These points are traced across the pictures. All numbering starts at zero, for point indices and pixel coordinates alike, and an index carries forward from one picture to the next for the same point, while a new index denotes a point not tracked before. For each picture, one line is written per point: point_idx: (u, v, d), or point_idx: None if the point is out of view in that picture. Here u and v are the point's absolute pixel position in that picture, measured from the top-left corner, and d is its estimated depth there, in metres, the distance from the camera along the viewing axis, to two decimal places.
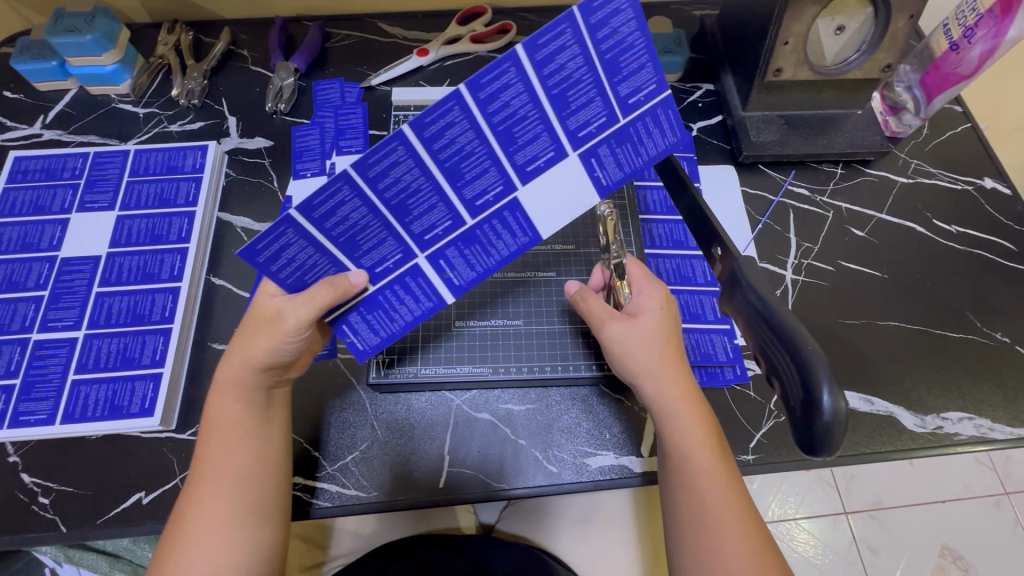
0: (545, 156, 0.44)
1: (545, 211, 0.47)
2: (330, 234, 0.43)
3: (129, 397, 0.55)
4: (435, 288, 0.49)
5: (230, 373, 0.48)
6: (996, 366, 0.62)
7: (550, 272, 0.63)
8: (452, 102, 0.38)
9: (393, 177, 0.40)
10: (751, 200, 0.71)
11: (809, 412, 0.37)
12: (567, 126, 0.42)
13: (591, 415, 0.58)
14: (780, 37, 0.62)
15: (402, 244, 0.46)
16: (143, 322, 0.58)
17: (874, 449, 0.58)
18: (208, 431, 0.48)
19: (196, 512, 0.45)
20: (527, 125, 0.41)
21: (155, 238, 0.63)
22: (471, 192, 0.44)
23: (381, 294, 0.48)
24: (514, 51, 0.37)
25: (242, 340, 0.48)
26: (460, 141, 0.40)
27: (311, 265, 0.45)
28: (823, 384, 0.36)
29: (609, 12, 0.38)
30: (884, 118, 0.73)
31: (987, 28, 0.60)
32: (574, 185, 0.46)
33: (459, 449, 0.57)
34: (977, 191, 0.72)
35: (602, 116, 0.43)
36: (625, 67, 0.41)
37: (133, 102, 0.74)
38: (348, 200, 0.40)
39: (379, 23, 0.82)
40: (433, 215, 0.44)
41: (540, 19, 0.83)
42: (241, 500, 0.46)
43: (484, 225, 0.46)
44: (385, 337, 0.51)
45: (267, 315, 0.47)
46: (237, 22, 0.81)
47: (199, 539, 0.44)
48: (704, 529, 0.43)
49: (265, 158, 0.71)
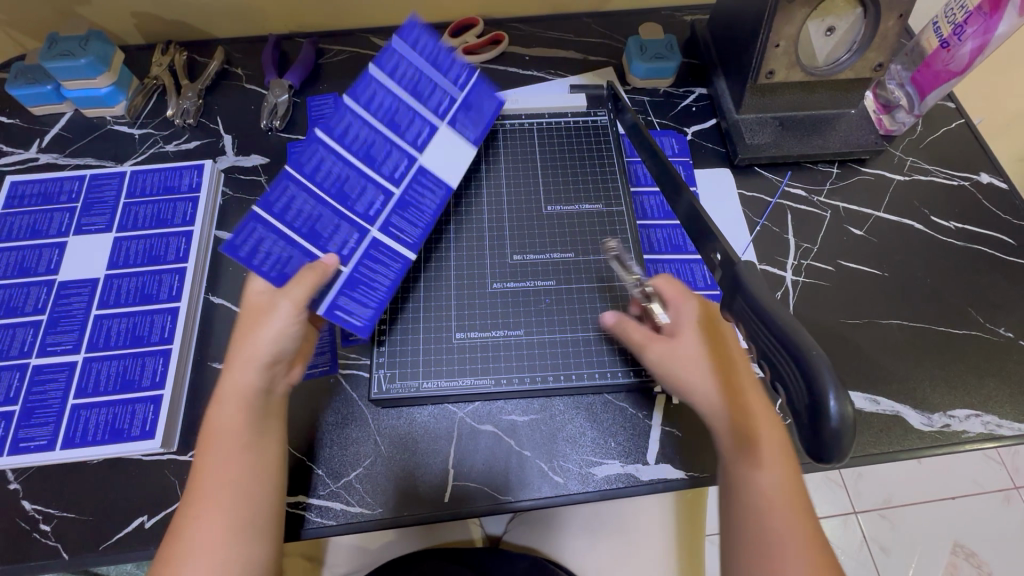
0: (402, 166, 0.60)
1: (445, 168, 0.62)
2: (294, 226, 0.54)
3: (130, 420, 0.54)
4: (397, 251, 0.58)
5: (238, 381, 0.48)
6: (1000, 361, 0.61)
7: (549, 280, 0.62)
8: (316, 146, 0.56)
9: (324, 171, 0.56)
10: (748, 202, 0.71)
11: (815, 420, 0.36)
12: (431, 109, 0.60)
13: (595, 423, 0.58)
14: (772, 40, 0.63)
15: (354, 224, 0.57)
16: (142, 344, 0.58)
17: (882, 450, 0.57)
18: (206, 442, 0.48)
19: (192, 526, 0.45)
20: (378, 148, 0.58)
21: (153, 258, 0.63)
22: (387, 169, 0.59)
23: (355, 271, 0.56)
24: (316, 135, 0.56)
25: (241, 344, 0.50)
26: (359, 133, 0.57)
27: (290, 260, 0.54)
28: (831, 390, 0.35)
29: (399, 62, 0.58)
30: (877, 118, 0.75)
31: (977, 24, 0.61)
32: (456, 150, 0.63)
33: (462, 463, 0.56)
34: (974, 186, 0.72)
35: (444, 100, 0.61)
36: (424, 91, 0.59)
37: (128, 124, 0.75)
38: (296, 196, 0.55)
39: (372, 37, 0.83)
40: (369, 195, 0.58)
41: (532, 30, 0.84)
42: (238, 518, 0.46)
43: (411, 191, 0.60)
44: (376, 307, 0.56)
45: (261, 307, 0.51)
46: (231, 42, 0.82)
47: (190, 556, 0.43)
48: (766, 553, 0.41)
49: (261, 176, 0.71)
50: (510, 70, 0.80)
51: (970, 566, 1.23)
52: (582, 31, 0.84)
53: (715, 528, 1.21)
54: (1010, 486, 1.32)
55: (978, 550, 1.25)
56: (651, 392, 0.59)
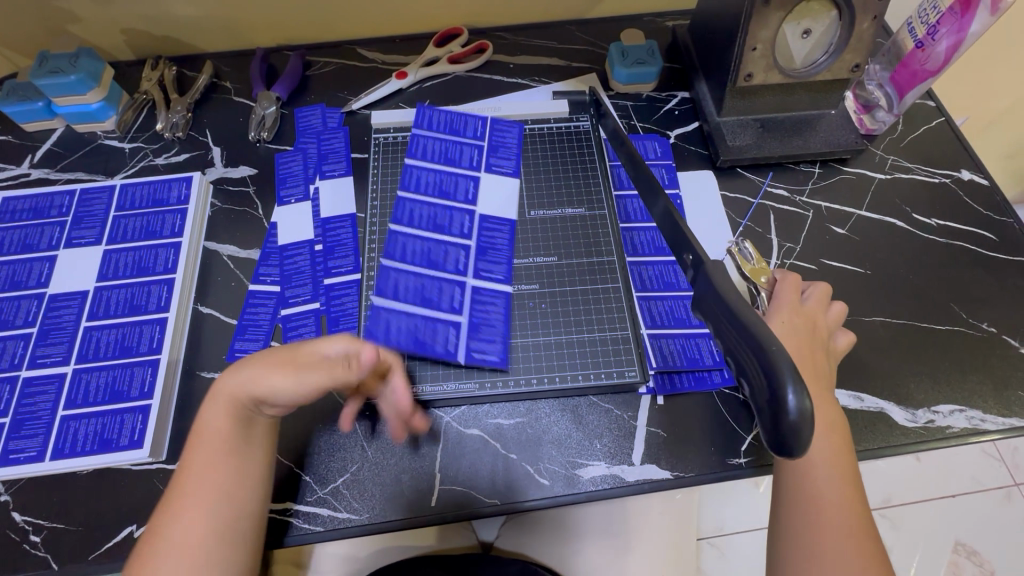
0: (466, 220, 0.66)
1: (497, 202, 0.67)
2: (408, 300, 0.60)
3: (119, 430, 0.55)
4: (497, 288, 0.62)
5: (232, 388, 0.48)
6: (983, 356, 0.62)
7: (532, 283, 0.63)
8: (395, 236, 0.64)
9: (408, 250, 0.63)
10: (730, 203, 0.72)
11: (775, 415, 0.36)
12: (465, 165, 0.69)
13: (581, 424, 0.58)
14: (748, 43, 0.64)
15: (454, 282, 0.62)
16: (131, 355, 0.59)
17: (867, 446, 0.57)
18: (196, 443, 0.49)
19: (173, 526, 0.46)
20: (443, 215, 0.66)
21: (142, 270, 0.63)
22: (457, 229, 0.65)
23: (472, 316, 0.60)
24: (402, 198, 0.66)
25: (257, 370, 0.48)
26: (421, 213, 0.66)
27: (416, 329, 0.59)
28: (790, 386, 0.35)
29: (422, 144, 0.70)
30: (859, 117, 0.75)
31: (950, 24, 0.62)
32: (501, 187, 0.68)
33: (449, 466, 0.57)
34: (955, 183, 0.73)
35: (474, 155, 0.70)
36: (457, 155, 0.70)
37: (118, 138, 0.76)
38: (398, 278, 0.61)
39: (358, 48, 0.84)
40: (455, 255, 0.64)
41: (516, 37, 0.85)
42: (212, 528, 0.46)
43: (482, 235, 0.65)
44: (502, 339, 0.59)
45: (294, 357, 0.48)
46: (220, 56, 0.83)
47: (170, 560, 0.44)
48: (818, 525, 0.47)
49: (249, 187, 0.72)
50: (494, 78, 0.81)
51: (972, 564, 1.22)
52: (565, 37, 0.85)
53: (714, 530, 1.21)
54: (1011, 482, 1.31)
55: (979, 548, 1.24)
56: (635, 393, 0.59)
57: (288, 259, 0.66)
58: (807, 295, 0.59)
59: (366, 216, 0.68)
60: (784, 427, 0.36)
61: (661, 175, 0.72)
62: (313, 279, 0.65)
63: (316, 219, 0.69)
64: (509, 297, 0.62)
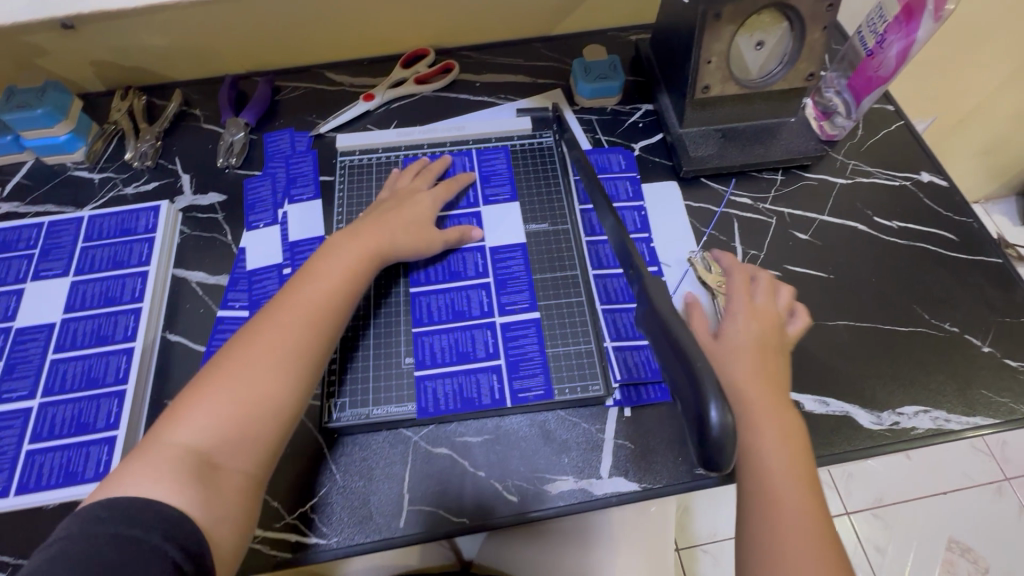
0: (480, 258, 0.66)
1: (501, 231, 0.68)
2: (444, 361, 0.60)
3: (84, 462, 0.55)
4: (526, 317, 0.62)
5: (350, 244, 0.59)
6: (946, 356, 0.62)
7: (496, 298, 0.64)
8: (418, 297, 0.64)
9: (434, 307, 0.63)
10: (695, 213, 0.72)
11: (704, 432, 0.38)
12: (463, 202, 0.70)
13: (549, 439, 0.58)
14: (703, 56, 0.65)
15: (483, 326, 0.62)
16: (97, 386, 0.59)
17: (835, 451, 0.58)
18: (309, 275, 0.57)
19: (275, 325, 0.52)
20: (459, 263, 0.66)
21: (109, 300, 0.64)
22: (473, 270, 0.65)
23: (511, 356, 0.60)
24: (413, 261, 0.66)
25: (383, 217, 0.63)
26: (437, 268, 0.65)
27: (460, 388, 0.59)
28: (713, 403, 0.37)
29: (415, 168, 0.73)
30: (818, 123, 0.76)
31: (896, 33, 0.64)
32: (503, 217, 0.69)
33: (417, 487, 0.56)
34: (915, 185, 0.74)
35: (472, 196, 0.71)
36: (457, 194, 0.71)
37: (88, 169, 0.76)
38: (432, 341, 0.61)
39: (327, 72, 0.85)
40: (478, 298, 0.64)
41: (482, 56, 0.86)
42: (299, 343, 0.52)
43: (499, 270, 0.65)
44: (544, 370, 0.60)
45: (411, 212, 0.64)
46: (189, 84, 0.84)
47: (266, 341, 0.51)
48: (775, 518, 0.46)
49: (218, 213, 0.73)
50: (461, 97, 0.83)
51: (967, 561, 1.22)
52: (530, 54, 0.87)
53: (708, 536, 1.20)
54: (1002, 478, 1.31)
55: (973, 544, 1.24)
56: (603, 405, 0.60)
57: (256, 285, 0.67)
58: (757, 287, 0.61)
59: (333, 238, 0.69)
60: (710, 444, 0.38)
61: (625, 187, 0.73)
62: None
63: (284, 243, 0.70)
64: (540, 323, 0.62)
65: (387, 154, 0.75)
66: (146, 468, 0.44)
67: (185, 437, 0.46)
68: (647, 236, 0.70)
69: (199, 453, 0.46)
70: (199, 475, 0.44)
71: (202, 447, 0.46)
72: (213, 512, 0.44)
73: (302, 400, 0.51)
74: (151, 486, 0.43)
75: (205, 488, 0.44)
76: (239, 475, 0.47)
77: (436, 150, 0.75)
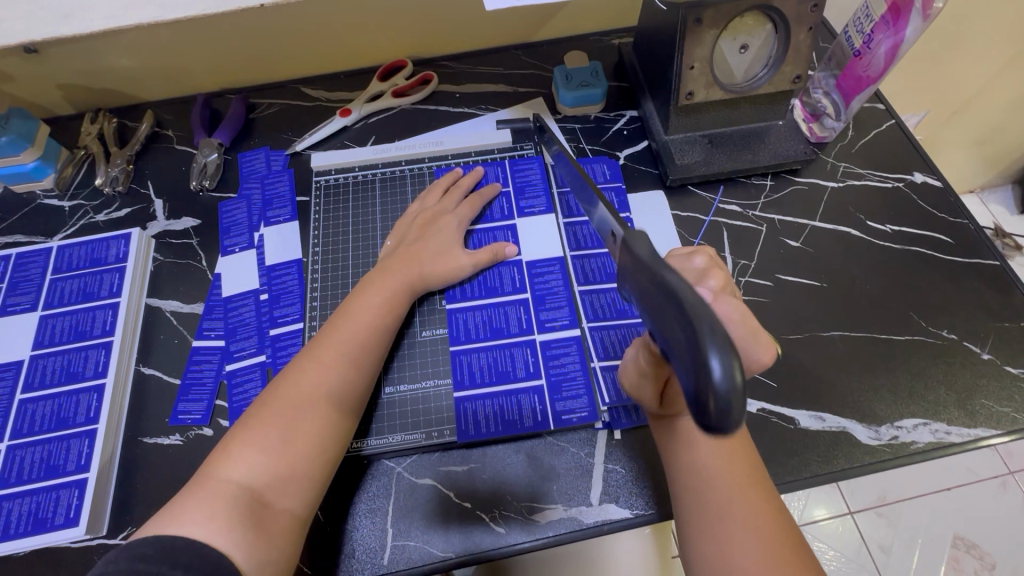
0: (517, 274, 0.66)
1: (537, 244, 0.68)
2: (484, 381, 0.60)
3: (54, 508, 0.53)
4: (566, 335, 0.62)
5: (391, 277, 0.61)
6: (944, 365, 0.60)
7: (481, 321, 0.63)
8: (455, 313, 0.63)
9: (473, 324, 0.63)
10: (683, 222, 0.70)
11: (704, 390, 0.30)
12: (496, 215, 0.70)
13: (537, 465, 0.56)
14: (686, 62, 0.63)
15: (523, 344, 0.62)
16: (67, 426, 0.57)
17: (832, 469, 0.56)
18: (348, 309, 0.58)
19: (318, 358, 0.53)
20: (495, 278, 0.65)
21: (79, 334, 0.62)
22: (510, 286, 0.65)
23: (551, 376, 0.60)
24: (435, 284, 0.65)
25: (421, 246, 0.63)
26: (472, 283, 0.65)
27: (501, 409, 0.58)
28: (713, 351, 0.30)
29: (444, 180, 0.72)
30: (809, 125, 0.74)
31: (884, 32, 0.61)
32: (539, 230, 0.69)
33: (404, 519, 0.54)
34: (908, 186, 0.72)
35: (505, 208, 0.70)
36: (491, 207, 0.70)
37: (58, 196, 0.74)
38: (471, 360, 0.61)
39: (302, 87, 0.83)
40: (516, 316, 0.63)
41: (461, 66, 0.84)
42: (344, 378, 0.53)
43: (537, 284, 0.65)
44: (585, 391, 0.59)
45: (446, 236, 0.65)
46: (161, 104, 0.82)
47: (311, 375, 0.52)
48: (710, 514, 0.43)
49: (193, 238, 0.71)
50: (440, 109, 0.80)
51: (973, 559, 1.20)
52: (510, 62, 0.84)
53: None
54: (1005, 471, 1.30)
55: (978, 541, 1.22)
56: (591, 429, 0.58)
57: (232, 312, 0.65)
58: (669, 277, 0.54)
59: (311, 261, 0.67)
60: (714, 399, 0.30)
61: (609, 199, 0.71)
62: (258, 331, 0.63)
63: (260, 267, 0.68)
64: (580, 340, 0.62)
65: (365, 172, 0.73)
66: (199, 507, 0.44)
67: (237, 474, 0.46)
68: None
69: (251, 491, 0.46)
70: (250, 516, 0.45)
71: (253, 484, 0.46)
72: (262, 553, 0.44)
73: (345, 438, 0.52)
74: (201, 526, 0.43)
75: (254, 529, 0.44)
76: (288, 515, 0.47)
77: (414, 167, 0.74)
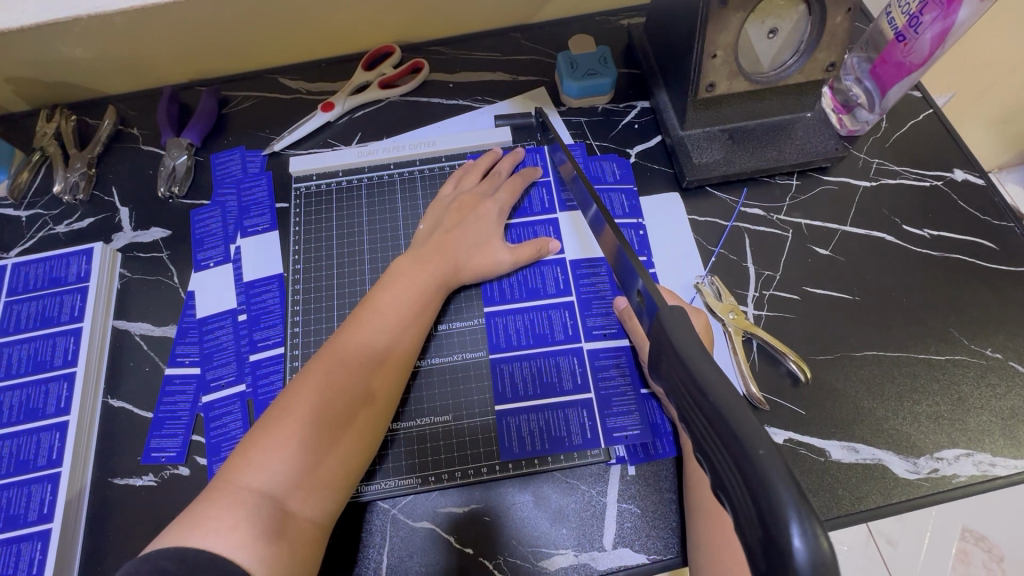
0: (559, 276, 0.61)
1: (581, 242, 0.63)
2: (528, 394, 0.56)
3: (15, 562, 0.49)
4: (615, 344, 0.58)
5: (418, 275, 0.56)
6: (989, 388, 0.55)
7: (520, 328, 0.59)
8: (495, 318, 0.59)
9: (514, 330, 0.59)
10: (701, 229, 0.64)
11: (774, 563, 0.25)
12: (536, 211, 0.65)
13: (545, 504, 0.52)
14: (708, 50, 0.55)
15: (569, 353, 0.57)
16: (28, 470, 0.52)
17: (866, 507, 0.51)
18: (371, 303, 0.54)
19: (341, 354, 0.49)
20: (536, 278, 0.61)
21: (38, 365, 0.56)
22: (553, 287, 0.60)
23: (602, 391, 0.55)
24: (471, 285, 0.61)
25: (452, 239, 0.59)
26: (513, 283, 0.61)
27: (546, 424, 0.54)
28: (793, 524, 0.24)
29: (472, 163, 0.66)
30: (838, 117, 0.66)
31: (934, 13, 0.54)
32: (576, 228, 0.64)
33: (398, 567, 0.49)
34: (947, 185, 0.65)
35: (545, 203, 0.65)
36: (528, 203, 0.65)
37: (12, 205, 0.67)
38: (512, 369, 0.57)
39: (280, 78, 0.75)
40: (560, 320, 0.59)
41: (455, 51, 0.76)
42: (369, 376, 0.49)
43: (582, 287, 0.60)
44: (637, 414, 0.54)
45: (479, 231, 0.60)
46: (125, 99, 0.74)
47: (333, 372, 0.48)
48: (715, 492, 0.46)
49: (162, 251, 0.64)
50: (432, 100, 0.73)
51: None
52: (509, 46, 0.76)
53: None
54: None
55: None
56: (603, 463, 0.53)
57: (207, 337, 0.59)
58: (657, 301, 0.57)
59: (292, 277, 0.61)
60: None
61: (620, 201, 0.65)
62: (237, 357, 0.58)
63: (238, 284, 0.62)
64: (630, 351, 0.57)
65: (349, 177, 0.67)
66: (221, 517, 0.39)
67: (259, 480, 0.42)
68: (647, 260, 0.62)
69: (274, 500, 0.41)
70: (275, 527, 0.40)
71: (276, 492, 0.42)
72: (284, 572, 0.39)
73: (372, 442, 0.49)
74: (223, 539, 0.38)
75: (277, 543, 0.40)
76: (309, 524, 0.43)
77: (404, 170, 0.68)
